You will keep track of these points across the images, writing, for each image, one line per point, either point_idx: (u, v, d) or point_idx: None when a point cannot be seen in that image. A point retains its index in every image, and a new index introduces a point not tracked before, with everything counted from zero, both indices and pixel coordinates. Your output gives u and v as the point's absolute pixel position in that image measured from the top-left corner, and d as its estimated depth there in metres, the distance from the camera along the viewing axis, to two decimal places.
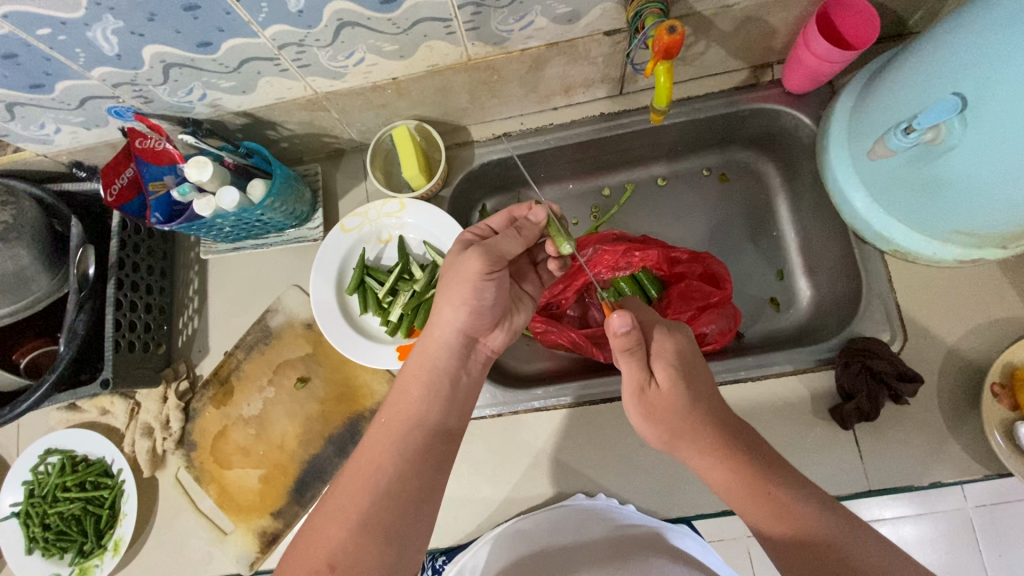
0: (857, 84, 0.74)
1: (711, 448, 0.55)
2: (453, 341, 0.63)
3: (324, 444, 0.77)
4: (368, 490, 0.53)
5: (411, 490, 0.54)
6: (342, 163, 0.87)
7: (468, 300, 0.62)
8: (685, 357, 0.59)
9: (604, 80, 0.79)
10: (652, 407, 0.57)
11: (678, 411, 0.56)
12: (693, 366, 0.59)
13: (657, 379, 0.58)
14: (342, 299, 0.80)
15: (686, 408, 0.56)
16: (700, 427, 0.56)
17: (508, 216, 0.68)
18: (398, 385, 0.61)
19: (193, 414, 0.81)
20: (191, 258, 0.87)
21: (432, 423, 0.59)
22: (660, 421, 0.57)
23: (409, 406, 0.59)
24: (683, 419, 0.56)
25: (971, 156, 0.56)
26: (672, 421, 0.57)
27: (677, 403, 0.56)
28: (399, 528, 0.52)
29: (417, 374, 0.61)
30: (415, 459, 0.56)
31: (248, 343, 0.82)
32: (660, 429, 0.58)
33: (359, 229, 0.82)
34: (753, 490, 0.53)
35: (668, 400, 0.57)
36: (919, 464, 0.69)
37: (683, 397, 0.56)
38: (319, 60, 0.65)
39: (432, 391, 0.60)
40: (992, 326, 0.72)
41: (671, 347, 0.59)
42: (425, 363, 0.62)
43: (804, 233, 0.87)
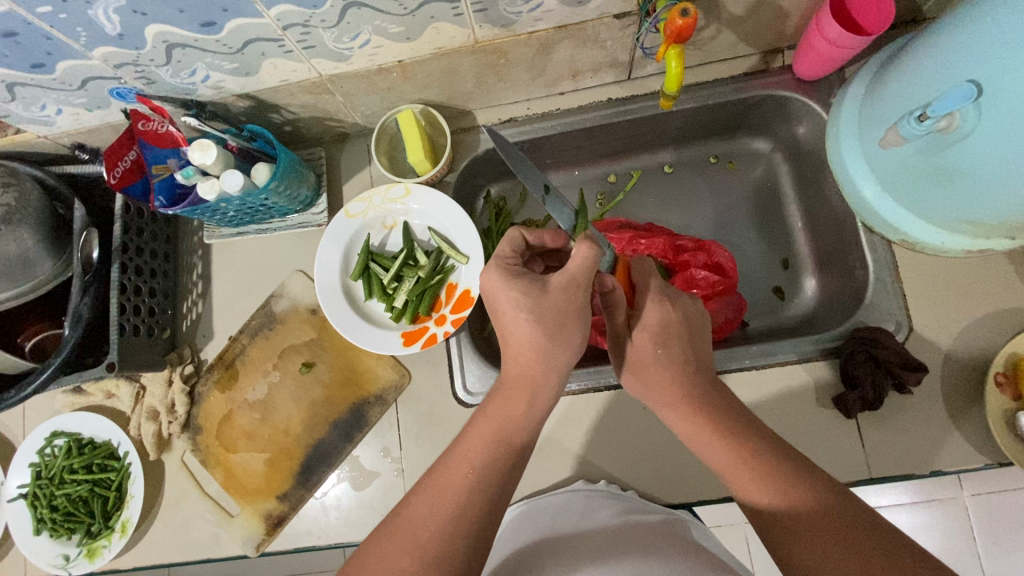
0: (868, 71, 0.73)
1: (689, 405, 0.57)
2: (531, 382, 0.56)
3: (329, 429, 0.78)
4: (443, 510, 0.49)
5: (474, 506, 0.50)
6: (346, 148, 0.86)
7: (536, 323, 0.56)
8: (670, 325, 0.60)
9: (613, 65, 0.78)
10: (624, 355, 0.63)
11: (649, 362, 0.60)
12: (677, 329, 0.60)
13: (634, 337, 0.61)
14: (345, 284, 0.80)
15: (656, 361, 0.60)
16: (668, 379, 0.59)
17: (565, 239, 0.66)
18: (463, 437, 0.55)
19: (199, 398, 0.82)
20: (195, 243, 0.87)
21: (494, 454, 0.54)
22: (638, 375, 0.61)
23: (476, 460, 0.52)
24: (657, 375, 0.59)
25: (985, 143, 0.55)
26: (643, 369, 0.60)
27: (652, 362, 0.60)
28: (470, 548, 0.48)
29: (489, 428, 0.54)
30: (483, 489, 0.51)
31: (252, 328, 0.82)
32: (636, 377, 0.62)
33: (363, 215, 0.81)
34: (711, 438, 0.55)
35: (642, 354, 0.60)
36: (921, 453, 0.70)
37: (657, 358, 0.60)
38: (324, 41, 0.64)
39: (503, 450, 0.53)
40: (998, 316, 0.72)
41: (652, 317, 0.60)
42: (501, 416, 0.55)
43: (811, 222, 0.87)
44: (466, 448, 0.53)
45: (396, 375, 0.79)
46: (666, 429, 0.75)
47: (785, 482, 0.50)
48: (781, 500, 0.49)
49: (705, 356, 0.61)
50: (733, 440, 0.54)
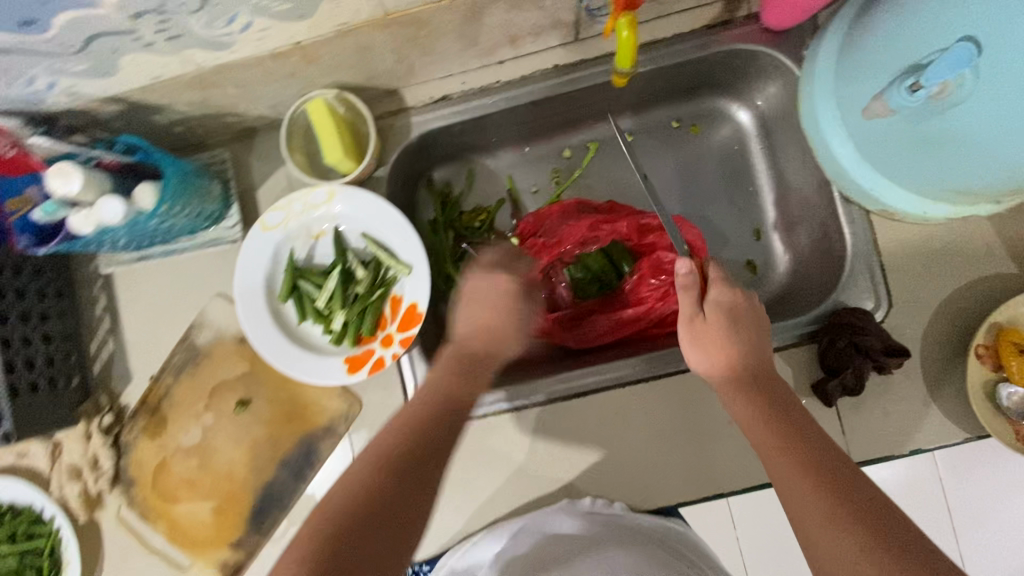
0: (845, 19, 0.64)
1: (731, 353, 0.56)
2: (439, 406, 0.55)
3: (277, 468, 0.71)
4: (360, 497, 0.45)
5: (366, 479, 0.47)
6: (255, 145, 0.74)
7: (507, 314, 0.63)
8: (740, 308, 0.58)
9: (556, 26, 0.66)
10: (698, 334, 0.58)
11: (722, 332, 0.57)
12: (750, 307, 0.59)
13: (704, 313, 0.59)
14: (274, 308, 0.70)
15: (732, 331, 0.57)
16: (737, 340, 0.56)
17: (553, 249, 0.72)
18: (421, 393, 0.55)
19: (126, 447, 0.73)
20: (93, 272, 0.75)
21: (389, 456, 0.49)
22: (703, 348, 0.57)
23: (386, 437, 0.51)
24: (721, 344, 0.56)
25: (985, 109, 0.48)
26: (713, 339, 0.57)
27: (720, 333, 0.57)
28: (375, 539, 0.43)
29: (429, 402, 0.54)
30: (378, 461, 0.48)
31: (175, 366, 0.73)
32: (709, 353, 0.57)
33: (284, 226, 0.70)
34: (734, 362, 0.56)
35: (710, 328, 0.57)
36: (903, 433, 0.67)
37: (727, 334, 0.57)
38: (192, 29, 0.51)
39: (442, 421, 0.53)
40: (980, 284, 0.68)
41: (724, 296, 0.59)
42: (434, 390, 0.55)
43: (784, 189, 0.80)
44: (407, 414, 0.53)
45: (345, 404, 0.71)
46: (640, 431, 0.70)
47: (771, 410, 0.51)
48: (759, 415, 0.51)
49: (768, 346, 0.58)
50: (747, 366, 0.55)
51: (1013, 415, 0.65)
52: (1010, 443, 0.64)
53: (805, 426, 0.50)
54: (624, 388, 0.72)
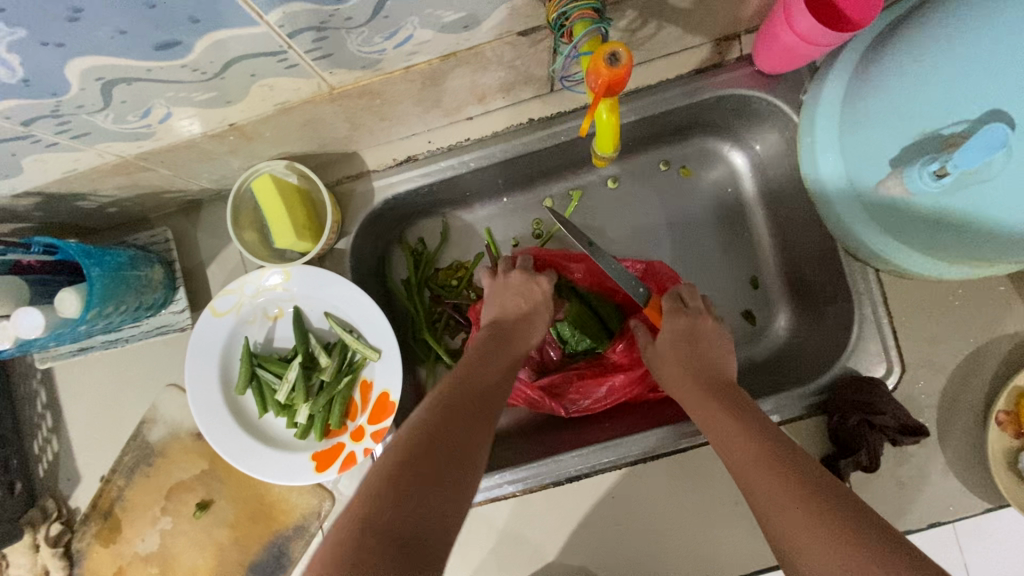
0: (850, 66, 0.58)
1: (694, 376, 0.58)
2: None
3: (246, 574, 0.65)
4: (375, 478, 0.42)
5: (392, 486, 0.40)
6: (202, 219, 0.66)
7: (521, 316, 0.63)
8: (695, 330, 0.62)
9: (529, 81, 0.59)
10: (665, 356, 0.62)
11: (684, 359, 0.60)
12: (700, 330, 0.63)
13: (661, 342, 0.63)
14: (230, 402, 0.63)
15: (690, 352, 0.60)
16: (698, 367, 0.59)
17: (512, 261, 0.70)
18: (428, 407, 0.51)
19: (78, 556, 0.66)
20: (29, 365, 0.68)
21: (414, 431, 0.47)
22: (677, 379, 0.60)
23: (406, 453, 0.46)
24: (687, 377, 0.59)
25: (1022, 190, 0.43)
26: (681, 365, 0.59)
27: (679, 360, 0.60)
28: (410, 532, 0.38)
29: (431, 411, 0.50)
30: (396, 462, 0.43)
31: (127, 465, 0.66)
32: (676, 387, 0.59)
33: (237, 310, 0.63)
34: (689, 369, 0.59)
35: (665, 351, 0.62)
36: (923, 507, 0.63)
37: (683, 354, 0.60)
38: (100, 125, 0.43)
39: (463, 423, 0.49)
40: (999, 345, 0.62)
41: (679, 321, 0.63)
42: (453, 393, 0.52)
43: (782, 236, 0.74)
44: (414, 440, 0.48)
45: (316, 500, 0.65)
46: (638, 517, 0.65)
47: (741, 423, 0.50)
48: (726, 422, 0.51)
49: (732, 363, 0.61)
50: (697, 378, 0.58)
51: None
52: None
53: (754, 416, 0.51)
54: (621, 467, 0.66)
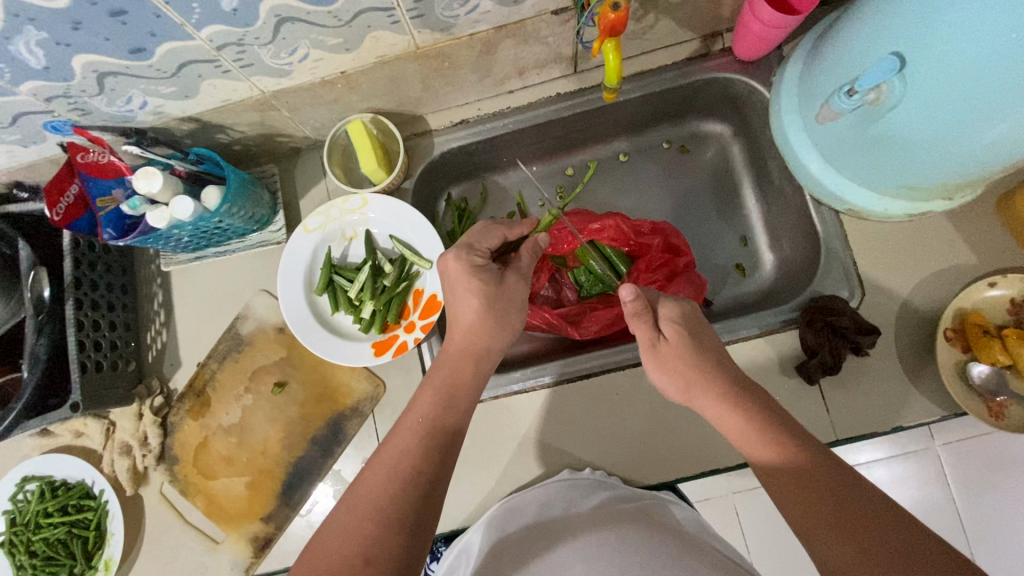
0: (803, 48, 0.75)
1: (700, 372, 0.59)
2: (472, 347, 0.66)
3: (308, 446, 0.78)
4: (396, 475, 0.56)
5: (413, 491, 0.55)
6: (300, 163, 0.86)
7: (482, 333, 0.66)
8: (696, 322, 0.64)
9: (557, 60, 0.78)
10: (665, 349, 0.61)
11: (687, 356, 0.60)
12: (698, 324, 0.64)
13: (666, 335, 0.62)
14: (310, 300, 0.79)
15: (691, 345, 0.61)
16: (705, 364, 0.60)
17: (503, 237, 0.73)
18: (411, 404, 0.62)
19: (172, 428, 0.81)
20: (152, 271, 0.85)
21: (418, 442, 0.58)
22: (672, 372, 0.61)
23: (406, 440, 0.58)
24: (685, 370, 0.60)
25: (914, 111, 0.58)
26: (684, 363, 0.60)
27: (684, 352, 0.61)
28: (415, 519, 0.53)
29: (431, 404, 0.61)
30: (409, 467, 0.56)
31: (220, 352, 0.81)
32: (674, 377, 0.61)
33: (322, 228, 0.80)
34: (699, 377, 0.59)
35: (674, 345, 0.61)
36: (885, 411, 0.73)
37: (689, 349, 0.61)
38: (261, 59, 0.63)
39: (446, 412, 0.61)
40: (944, 275, 0.75)
41: (678, 311, 0.64)
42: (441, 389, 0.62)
43: (765, 199, 0.89)
44: (403, 427, 0.60)
45: (370, 386, 0.79)
46: (638, 415, 0.77)
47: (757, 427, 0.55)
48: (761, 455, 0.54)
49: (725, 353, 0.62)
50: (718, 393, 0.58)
51: (984, 391, 0.71)
52: (983, 417, 0.69)
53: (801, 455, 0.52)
54: (625, 371, 0.78)
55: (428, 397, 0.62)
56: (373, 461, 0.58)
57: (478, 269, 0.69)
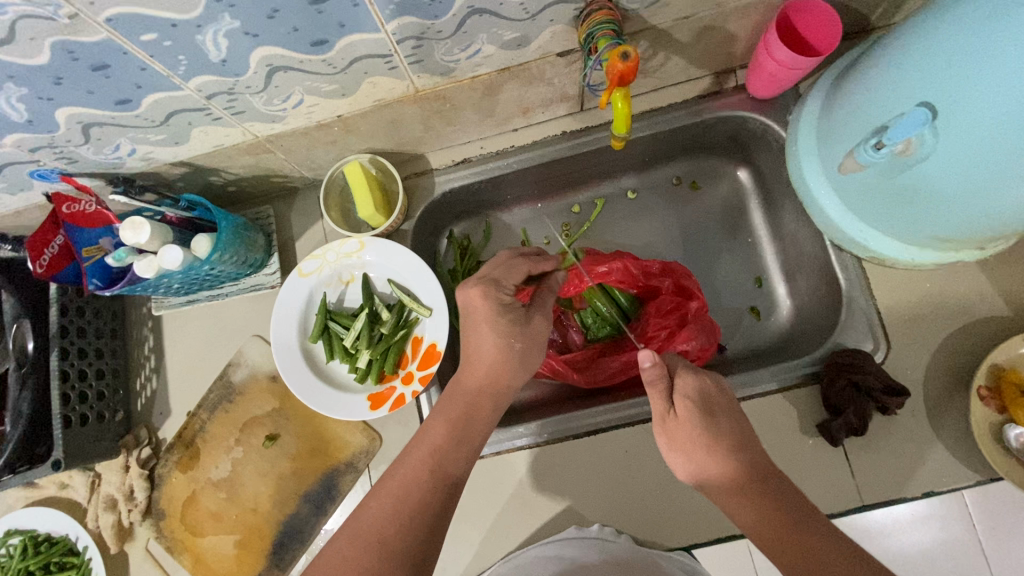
0: (822, 88, 0.72)
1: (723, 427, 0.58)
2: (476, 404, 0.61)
3: (299, 503, 0.74)
4: (400, 513, 0.53)
5: (418, 528, 0.53)
6: (296, 203, 0.83)
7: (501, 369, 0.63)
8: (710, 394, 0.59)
9: (563, 99, 0.75)
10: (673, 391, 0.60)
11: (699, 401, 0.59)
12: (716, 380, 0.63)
13: (676, 408, 0.59)
14: (304, 347, 0.76)
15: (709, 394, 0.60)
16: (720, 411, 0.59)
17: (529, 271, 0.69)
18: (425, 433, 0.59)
19: (160, 480, 0.77)
20: (144, 315, 0.82)
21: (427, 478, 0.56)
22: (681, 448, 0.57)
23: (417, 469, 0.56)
24: (702, 446, 0.56)
25: (948, 165, 0.53)
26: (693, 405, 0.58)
27: (694, 427, 0.57)
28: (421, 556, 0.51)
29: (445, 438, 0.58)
30: (417, 501, 0.54)
31: (211, 402, 0.78)
32: (684, 453, 0.57)
33: (318, 273, 0.78)
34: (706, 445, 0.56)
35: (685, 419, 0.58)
36: (915, 474, 0.68)
37: (699, 423, 0.57)
38: (254, 106, 0.60)
39: (459, 448, 0.58)
40: (976, 327, 0.70)
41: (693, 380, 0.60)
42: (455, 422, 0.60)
43: (780, 239, 0.85)
44: (412, 457, 0.57)
45: (366, 439, 0.75)
46: (648, 473, 0.72)
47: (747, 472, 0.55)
48: (734, 468, 0.55)
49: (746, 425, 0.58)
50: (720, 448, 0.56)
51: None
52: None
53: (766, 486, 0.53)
54: (634, 425, 0.74)
55: (437, 433, 0.59)
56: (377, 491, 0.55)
57: (506, 308, 0.64)
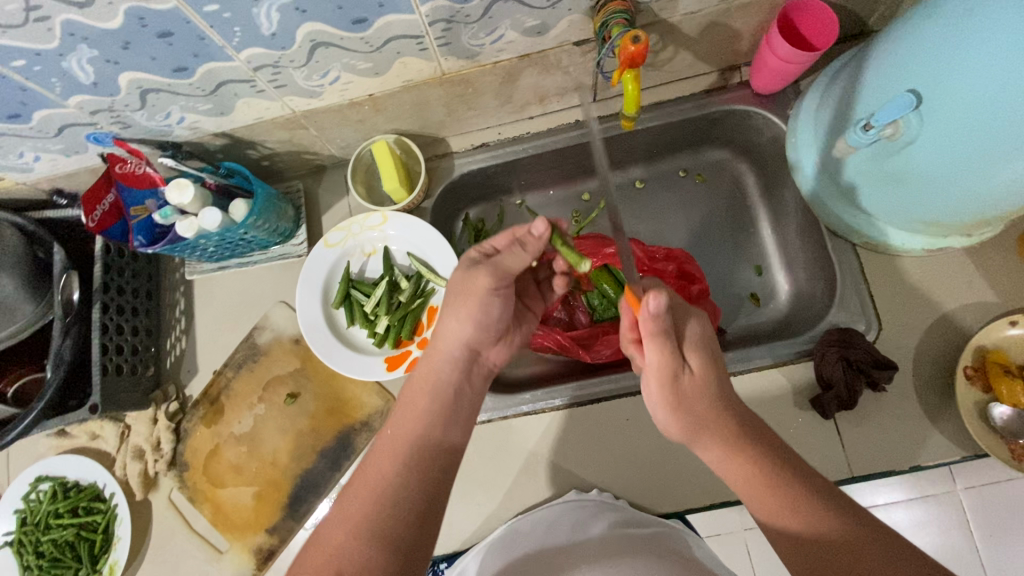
0: (819, 84, 0.76)
1: (738, 435, 0.54)
2: (457, 355, 0.63)
3: (316, 459, 0.78)
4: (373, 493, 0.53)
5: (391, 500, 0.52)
6: (324, 180, 0.88)
7: (477, 314, 0.62)
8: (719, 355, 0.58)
9: (577, 88, 0.81)
10: (684, 394, 0.55)
11: (709, 398, 0.55)
12: (720, 359, 0.59)
13: (690, 365, 0.56)
14: (327, 313, 0.81)
15: (718, 395, 0.55)
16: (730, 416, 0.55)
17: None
18: (403, 399, 0.61)
19: (185, 434, 0.82)
20: (177, 279, 0.88)
21: (393, 452, 0.56)
22: (682, 407, 0.56)
23: (404, 435, 0.57)
24: (711, 411, 0.55)
25: (930, 148, 0.58)
26: (701, 409, 0.55)
27: (707, 391, 0.55)
28: (399, 527, 0.51)
29: (421, 393, 0.61)
30: (402, 463, 0.55)
31: (237, 361, 0.83)
32: (685, 416, 0.56)
33: (342, 244, 0.83)
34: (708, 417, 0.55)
35: (692, 380, 0.56)
36: (901, 448, 0.71)
37: (709, 383, 0.56)
38: (295, 80, 0.66)
39: (440, 409, 0.59)
40: (962, 313, 0.74)
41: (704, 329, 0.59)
42: (429, 378, 0.62)
43: (781, 229, 0.89)
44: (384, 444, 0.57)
45: (381, 400, 0.79)
46: (648, 441, 0.76)
47: (768, 474, 0.51)
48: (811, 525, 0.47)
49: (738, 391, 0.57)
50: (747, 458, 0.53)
51: (1007, 434, 0.68)
52: (1008, 461, 0.67)
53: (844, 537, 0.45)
54: (636, 396, 0.78)
55: (409, 406, 0.60)
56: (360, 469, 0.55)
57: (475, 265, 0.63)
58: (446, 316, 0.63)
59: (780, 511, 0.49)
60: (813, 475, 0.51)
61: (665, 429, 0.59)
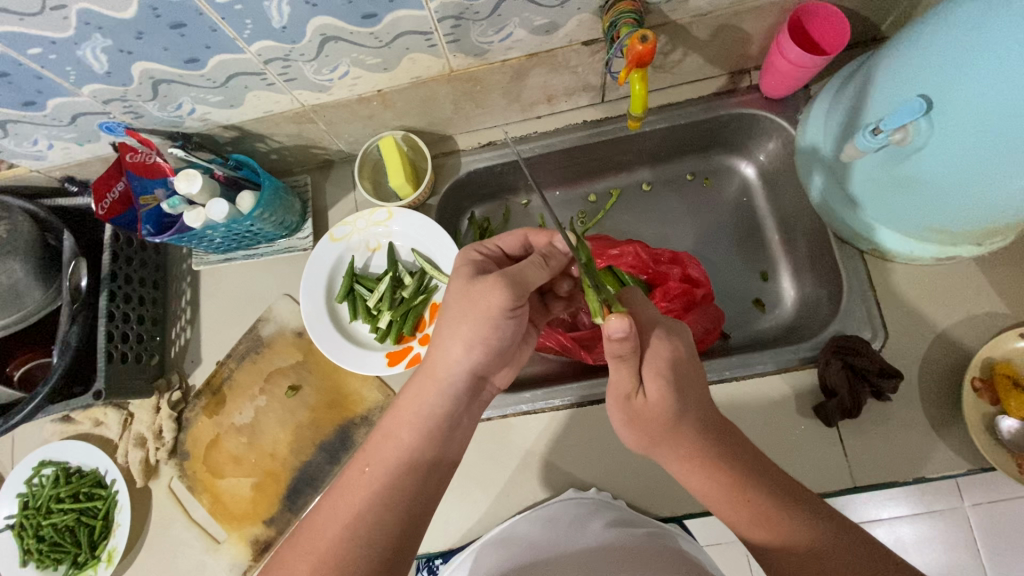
0: (830, 89, 0.76)
1: (699, 458, 0.55)
2: (461, 382, 0.61)
3: (315, 452, 0.78)
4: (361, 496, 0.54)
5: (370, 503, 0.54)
6: (331, 174, 0.89)
7: (487, 340, 0.60)
8: (686, 370, 0.56)
9: (585, 88, 0.81)
10: (637, 415, 0.56)
11: (662, 421, 0.55)
12: (688, 378, 0.56)
13: (646, 389, 0.55)
14: (331, 307, 0.81)
15: (670, 419, 0.54)
16: (687, 438, 0.55)
17: (522, 239, 0.69)
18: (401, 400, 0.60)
19: (186, 423, 0.82)
20: (184, 270, 0.89)
21: (382, 454, 0.57)
22: (641, 428, 0.56)
23: (392, 434, 0.58)
24: (666, 431, 0.55)
25: (938, 156, 0.58)
26: (653, 430, 0.56)
27: (661, 413, 0.55)
28: (372, 530, 0.53)
29: (407, 403, 0.59)
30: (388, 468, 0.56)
31: (240, 352, 0.83)
32: (639, 434, 0.57)
33: (348, 238, 0.83)
34: (664, 436, 0.56)
35: (653, 406, 0.55)
36: (907, 459, 0.70)
37: (668, 410, 0.54)
38: (305, 74, 0.67)
39: (419, 401, 0.59)
40: (970, 323, 0.73)
41: (678, 359, 0.56)
42: (421, 377, 0.61)
43: (789, 234, 0.89)
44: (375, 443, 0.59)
45: (381, 395, 0.80)
46: None
47: (737, 483, 0.54)
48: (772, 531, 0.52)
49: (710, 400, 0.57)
50: (716, 470, 0.54)
51: (1013, 447, 0.67)
52: (1013, 474, 0.65)
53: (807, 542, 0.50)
54: None
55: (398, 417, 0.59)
56: (349, 472, 0.57)
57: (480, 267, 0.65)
58: (446, 338, 0.60)
59: (742, 519, 0.54)
60: (765, 473, 0.55)
61: (624, 440, 0.61)
